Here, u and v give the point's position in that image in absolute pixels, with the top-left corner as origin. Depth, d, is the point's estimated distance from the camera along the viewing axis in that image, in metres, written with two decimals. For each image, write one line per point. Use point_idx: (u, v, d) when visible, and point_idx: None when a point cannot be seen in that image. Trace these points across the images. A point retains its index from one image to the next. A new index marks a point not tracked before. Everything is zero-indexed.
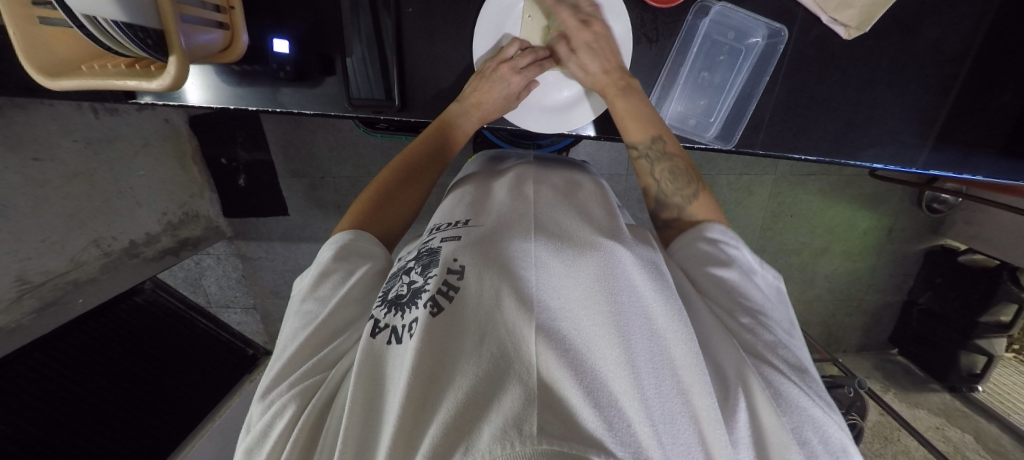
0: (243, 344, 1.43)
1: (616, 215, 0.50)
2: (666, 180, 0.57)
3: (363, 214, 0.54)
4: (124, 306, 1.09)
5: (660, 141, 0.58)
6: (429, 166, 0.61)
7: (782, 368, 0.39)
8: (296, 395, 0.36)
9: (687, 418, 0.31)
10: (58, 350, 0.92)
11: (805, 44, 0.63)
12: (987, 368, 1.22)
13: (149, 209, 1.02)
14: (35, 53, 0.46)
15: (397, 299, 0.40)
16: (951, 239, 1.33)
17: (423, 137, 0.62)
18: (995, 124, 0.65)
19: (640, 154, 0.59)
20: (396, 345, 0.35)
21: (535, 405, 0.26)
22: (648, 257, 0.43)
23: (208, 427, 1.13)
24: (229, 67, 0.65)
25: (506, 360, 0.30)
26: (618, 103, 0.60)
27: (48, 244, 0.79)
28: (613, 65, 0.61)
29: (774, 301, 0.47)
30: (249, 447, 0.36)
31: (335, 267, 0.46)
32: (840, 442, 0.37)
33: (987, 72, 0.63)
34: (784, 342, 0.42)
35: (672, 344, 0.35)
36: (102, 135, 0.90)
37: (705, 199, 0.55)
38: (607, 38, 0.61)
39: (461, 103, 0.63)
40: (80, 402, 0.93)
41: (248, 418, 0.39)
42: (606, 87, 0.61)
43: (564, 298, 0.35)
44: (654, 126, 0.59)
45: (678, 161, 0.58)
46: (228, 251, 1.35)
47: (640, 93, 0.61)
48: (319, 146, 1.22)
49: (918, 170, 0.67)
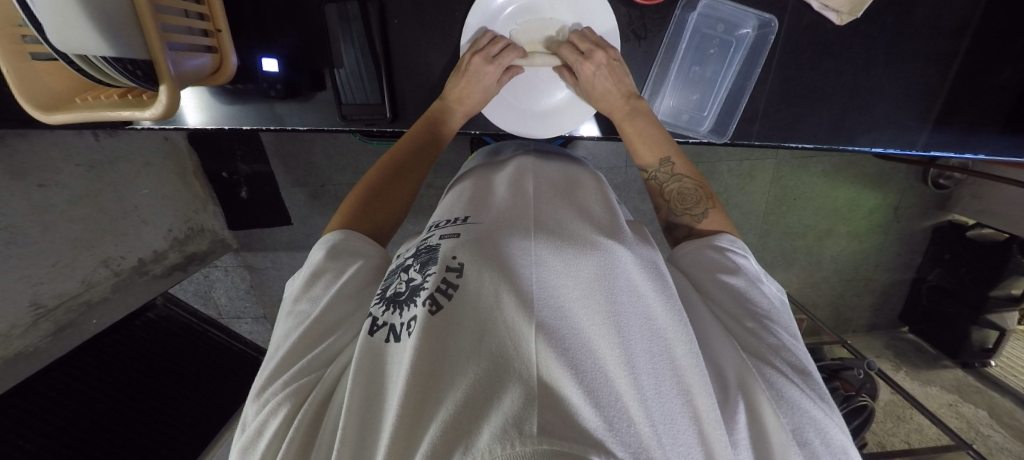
0: (255, 353, 1.45)
1: (616, 213, 0.49)
2: (676, 200, 0.57)
3: (353, 214, 0.55)
4: (138, 322, 1.11)
5: (670, 162, 0.57)
6: (420, 161, 0.60)
7: (784, 370, 0.39)
8: (290, 394, 0.37)
9: (687, 419, 0.31)
10: (77, 369, 0.94)
11: (797, 32, 0.62)
12: (999, 342, 1.22)
13: (154, 226, 1.03)
14: (27, 87, 0.46)
15: (396, 297, 0.40)
16: (958, 214, 1.31)
17: (413, 130, 0.62)
18: (995, 102, 0.63)
19: (651, 176, 0.59)
20: (395, 343, 0.36)
21: (535, 404, 0.26)
22: (648, 256, 0.42)
23: (225, 438, 1.15)
24: (223, 87, 0.65)
25: (506, 360, 0.30)
26: (625, 126, 0.60)
27: (59, 268, 0.80)
28: (619, 89, 0.60)
29: (778, 308, 0.46)
30: (244, 447, 0.37)
31: (328, 267, 0.47)
32: (840, 445, 0.37)
33: (987, 47, 0.62)
34: (786, 344, 0.42)
35: (673, 343, 0.35)
36: (105, 156, 0.92)
37: (716, 217, 0.54)
38: (610, 64, 0.59)
39: (446, 98, 0.62)
40: (100, 418, 0.96)
41: (242, 418, 0.40)
42: (614, 111, 0.61)
43: (564, 295, 0.35)
44: (662, 147, 0.58)
45: (688, 181, 0.56)
46: (235, 263, 1.36)
47: (650, 115, 0.61)
48: (317, 155, 1.22)
49: (918, 152, 0.66)
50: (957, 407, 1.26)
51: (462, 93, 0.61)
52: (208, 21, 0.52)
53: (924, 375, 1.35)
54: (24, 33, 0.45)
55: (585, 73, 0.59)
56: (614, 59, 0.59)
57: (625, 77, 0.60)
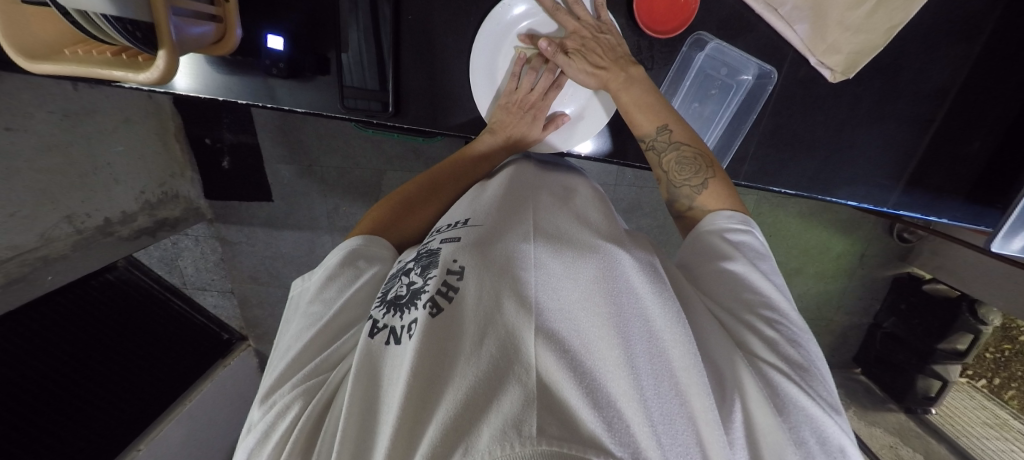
0: (217, 329, 1.40)
1: (615, 221, 0.50)
2: (675, 170, 0.59)
3: (383, 222, 0.56)
4: (94, 282, 1.07)
5: (668, 130, 0.59)
6: (458, 181, 0.64)
7: (775, 361, 0.40)
8: (299, 394, 0.36)
9: (686, 419, 0.31)
10: (20, 326, 0.90)
11: (792, 84, 0.65)
12: (941, 392, 1.27)
13: (126, 186, 0.98)
14: (16, 32, 0.44)
15: (397, 300, 0.40)
16: (917, 268, 1.41)
17: (449, 162, 0.66)
18: (960, 172, 0.68)
19: (650, 146, 0.61)
20: (395, 345, 0.35)
21: (534, 405, 0.26)
22: (646, 260, 0.43)
23: (176, 413, 1.13)
24: (222, 57, 0.64)
25: (506, 361, 0.30)
26: (622, 98, 0.59)
27: (18, 218, 0.77)
28: (611, 57, 0.59)
29: (782, 292, 0.47)
30: (250, 450, 0.36)
31: (342, 271, 0.46)
32: (837, 443, 0.37)
33: (958, 121, 0.66)
34: (790, 338, 0.42)
35: (670, 346, 0.35)
36: (81, 106, 0.87)
37: (716, 186, 0.56)
38: (596, 36, 0.59)
39: (494, 133, 0.64)
40: (38, 378, 0.92)
41: (248, 420, 0.39)
42: (608, 83, 0.59)
43: (563, 300, 0.35)
44: (661, 115, 0.59)
45: (687, 149, 0.58)
46: (207, 233, 1.27)
47: (645, 82, 0.60)
48: (309, 134, 1.17)
49: (889, 210, 0.70)
50: (897, 450, 1.27)
51: (508, 126, 0.64)
52: None
53: (871, 416, 1.37)
54: None
55: (571, 47, 0.60)
56: (601, 32, 0.60)
57: (617, 47, 0.60)
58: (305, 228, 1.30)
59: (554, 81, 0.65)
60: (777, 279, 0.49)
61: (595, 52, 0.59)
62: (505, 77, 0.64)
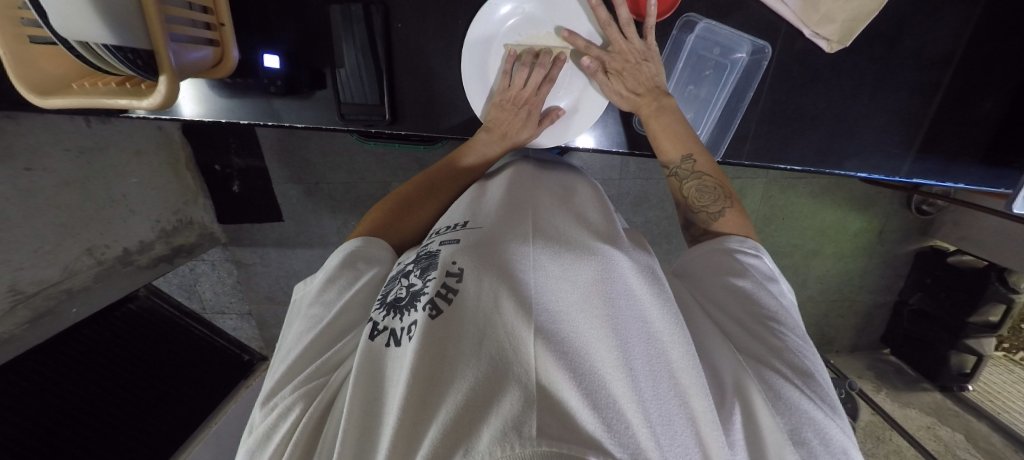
0: (238, 350, 1.43)
1: (614, 220, 0.50)
2: (694, 197, 0.59)
3: (381, 223, 0.56)
4: (117, 313, 1.10)
5: (692, 159, 0.59)
6: (451, 181, 0.64)
7: (787, 373, 0.39)
8: (300, 396, 0.36)
9: (685, 420, 0.31)
10: (50, 358, 0.93)
11: (789, 58, 0.64)
12: (977, 367, 1.22)
13: (142, 216, 1.01)
14: (25, 70, 0.46)
15: (397, 302, 0.40)
16: (940, 241, 1.36)
17: (440, 162, 0.66)
18: (973, 135, 0.66)
19: (672, 172, 0.61)
20: (395, 347, 0.35)
21: (534, 407, 0.26)
22: (645, 262, 0.43)
23: (209, 428, 1.17)
24: (222, 80, 0.65)
25: (506, 362, 0.30)
26: (652, 124, 0.61)
27: (41, 254, 0.79)
28: (649, 83, 0.61)
29: (790, 314, 0.46)
30: (252, 450, 0.37)
31: (341, 273, 0.47)
32: (840, 444, 0.36)
33: (967, 82, 0.64)
34: (792, 348, 0.41)
35: (669, 346, 0.35)
36: (95, 142, 0.90)
37: (734, 217, 0.56)
38: (639, 63, 0.60)
39: (489, 132, 0.64)
40: (67, 408, 0.94)
41: (250, 421, 0.40)
42: (639, 108, 0.62)
43: (563, 300, 0.34)
44: (687, 145, 0.59)
45: (709, 180, 0.58)
46: (222, 257, 1.32)
47: (677, 111, 0.62)
48: (312, 153, 1.19)
49: (901, 179, 0.69)
50: (935, 430, 1.20)
51: (507, 129, 0.64)
52: (211, 15, 0.53)
53: (904, 397, 1.32)
54: (31, 33, 0.46)
55: (612, 68, 0.60)
56: (643, 59, 0.60)
57: (655, 74, 0.61)
58: (316, 245, 1.32)
59: (547, 75, 0.63)
60: (785, 300, 0.48)
61: (635, 77, 0.61)
62: (495, 76, 0.64)
